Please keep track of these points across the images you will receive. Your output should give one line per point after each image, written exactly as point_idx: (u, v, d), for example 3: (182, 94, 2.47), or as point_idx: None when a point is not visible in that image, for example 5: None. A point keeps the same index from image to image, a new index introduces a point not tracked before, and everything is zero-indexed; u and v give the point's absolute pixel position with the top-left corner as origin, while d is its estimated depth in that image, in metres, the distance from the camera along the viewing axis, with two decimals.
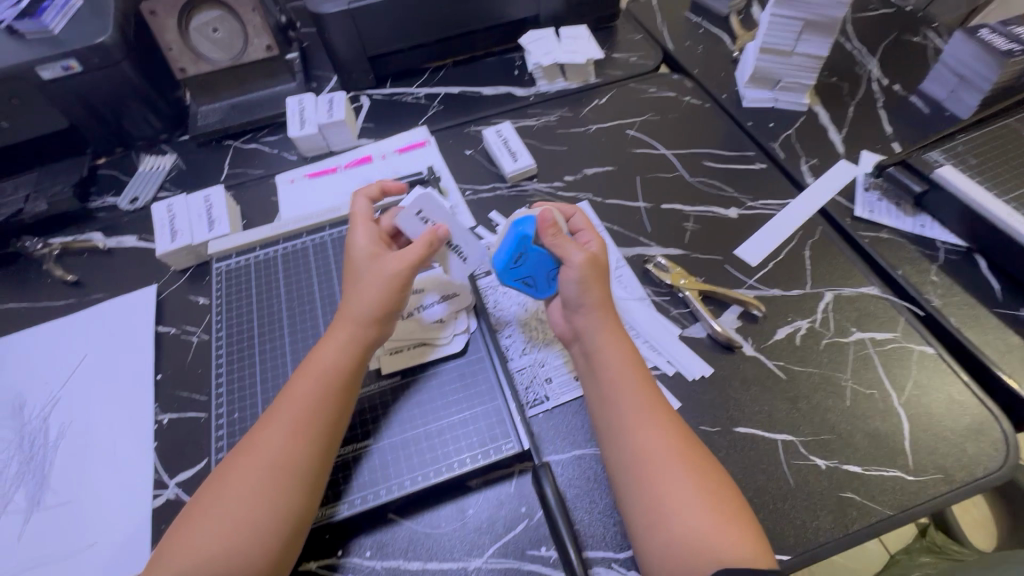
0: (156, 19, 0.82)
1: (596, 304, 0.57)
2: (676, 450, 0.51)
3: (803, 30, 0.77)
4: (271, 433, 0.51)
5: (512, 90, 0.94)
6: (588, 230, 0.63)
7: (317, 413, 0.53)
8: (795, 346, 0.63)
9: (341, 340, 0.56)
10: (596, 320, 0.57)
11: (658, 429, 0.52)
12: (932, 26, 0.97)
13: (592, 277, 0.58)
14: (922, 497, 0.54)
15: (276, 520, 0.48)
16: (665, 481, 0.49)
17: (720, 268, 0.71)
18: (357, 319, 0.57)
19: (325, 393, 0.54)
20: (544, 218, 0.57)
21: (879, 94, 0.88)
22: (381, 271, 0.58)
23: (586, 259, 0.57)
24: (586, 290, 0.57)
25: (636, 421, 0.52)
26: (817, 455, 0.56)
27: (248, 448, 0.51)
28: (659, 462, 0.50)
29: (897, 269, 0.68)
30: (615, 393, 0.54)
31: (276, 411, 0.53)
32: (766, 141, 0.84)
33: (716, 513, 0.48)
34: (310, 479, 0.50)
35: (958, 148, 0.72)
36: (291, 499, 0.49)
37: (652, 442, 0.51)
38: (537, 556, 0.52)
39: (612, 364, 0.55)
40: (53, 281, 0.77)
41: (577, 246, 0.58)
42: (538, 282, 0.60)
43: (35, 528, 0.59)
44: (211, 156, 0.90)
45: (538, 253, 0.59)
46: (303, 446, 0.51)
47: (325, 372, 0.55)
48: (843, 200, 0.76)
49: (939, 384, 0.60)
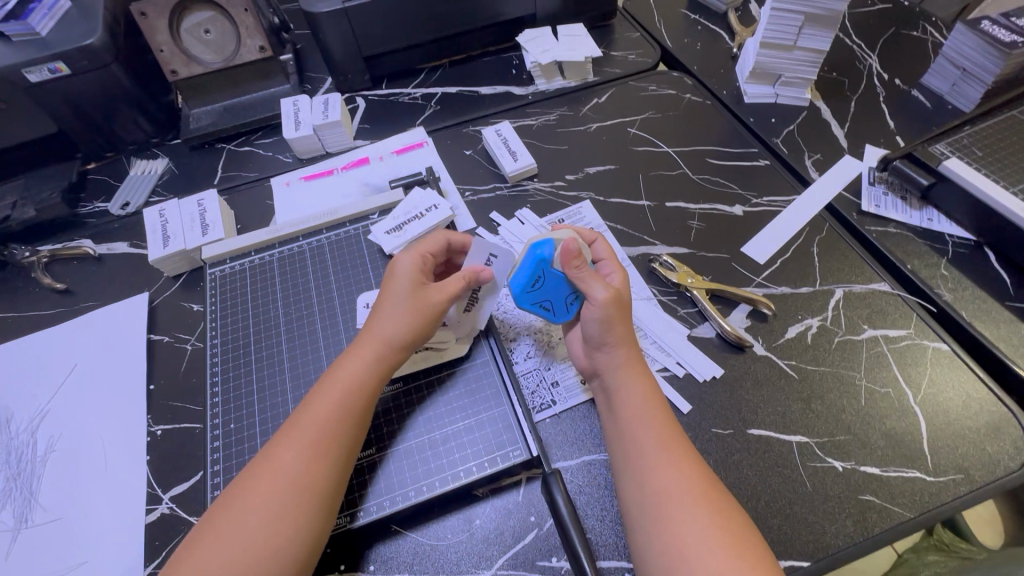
0: (146, 20, 0.81)
1: (620, 341, 0.55)
2: (698, 490, 0.47)
3: (804, 24, 0.76)
4: (289, 454, 0.49)
5: (510, 89, 0.92)
6: (611, 260, 0.60)
7: (338, 435, 0.51)
8: (806, 345, 0.62)
9: (366, 359, 0.54)
10: (618, 356, 0.55)
11: (678, 467, 0.48)
12: (931, 20, 0.96)
13: (616, 314, 0.55)
14: (943, 499, 0.52)
15: (294, 546, 0.46)
16: (685, 522, 0.45)
17: (727, 266, 0.69)
18: (386, 340, 0.55)
19: (346, 415, 0.51)
20: (569, 249, 0.55)
21: (880, 89, 0.87)
22: (421, 298, 0.56)
23: (610, 297, 0.55)
24: (610, 327, 0.54)
25: (655, 456, 0.49)
26: (834, 457, 0.55)
27: (264, 467, 0.49)
28: (678, 502, 0.46)
29: (906, 264, 0.67)
30: (633, 427, 0.51)
31: (293, 431, 0.51)
32: (768, 137, 0.83)
33: (741, 560, 0.44)
34: (327, 503, 0.48)
35: (964, 140, 0.71)
36: (309, 523, 0.47)
37: (671, 481, 0.48)
38: (548, 567, 0.50)
39: (629, 398, 0.53)
40: (41, 290, 0.75)
41: (601, 281, 0.55)
42: (555, 306, 0.58)
43: (23, 546, 0.56)
44: (204, 160, 0.88)
45: (557, 279, 0.57)
46: (324, 468, 0.49)
47: (347, 391, 0.52)
48: (849, 195, 0.75)
49: (955, 382, 0.59)
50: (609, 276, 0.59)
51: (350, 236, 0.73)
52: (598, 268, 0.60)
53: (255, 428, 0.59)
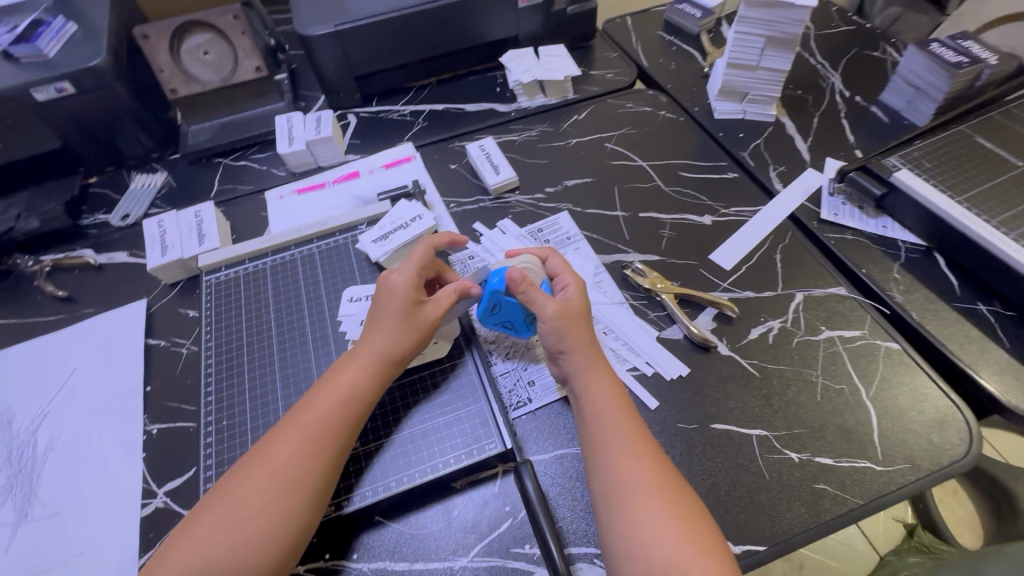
0: (148, 42, 0.87)
1: (578, 348, 0.58)
2: (658, 484, 0.50)
3: (766, 45, 0.82)
4: (286, 449, 0.52)
5: (494, 106, 0.97)
6: (567, 274, 0.64)
7: (334, 434, 0.54)
8: (768, 345, 0.66)
9: (365, 365, 0.58)
10: (577, 361, 0.58)
11: (641, 462, 0.52)
12: (891, 41, 1.03)
13: (567, 324, 0.59)
14: (892, 487, 0.56)
15: (284, 533, 0.49)
16: (646, 513, 0.49)
17: (696, 273, 0.73)
18: (384, 350, 0.58)
19: (343, 416, 0.55)
20: (513, 276, 0.58)
21: (842, 106, 0.93)
22: (419, 313, 0.60)
23: (557, 310, 0.59)
24: (563, 336, 0.59)
25: (621, 453, 0.52)
26: (791, 449, 0.58)
27: (261, 460, 0.52)
28: (641, 495, 0.50)
29: (861, 268, 0.72)
30: (600, 425, 0.54)
31: (291, 428, 0.54)
32: (736, 151, 0.87)
33: (697, 549, 0.47)
34: (319, 496, 0.52)
35: (914, 153, 0.76)
36: (300, 513, 0.50)
37: (636, 475, 0.51)
38: (521, 554, 0.53)
39: (598, 399, 0.56)
40: (44, 297, 0.78)
41: (547, 298, 0.60)
42: (516, 324, 0.63)
43: (22, 540, 0.59)
44: (201, 174, 0.92)
45: (510, 301, 0.61)
46: (318, 465, 0.52)
47: (345, 395, 0.56)
48: (810, 205, 0.79)
49: (906, 378, 0.62)
50: (564, 289, 0.63)
51: (339, 245, 0.77)
52: (557, 283, 0.64)
53: (246, 426, 0.62)
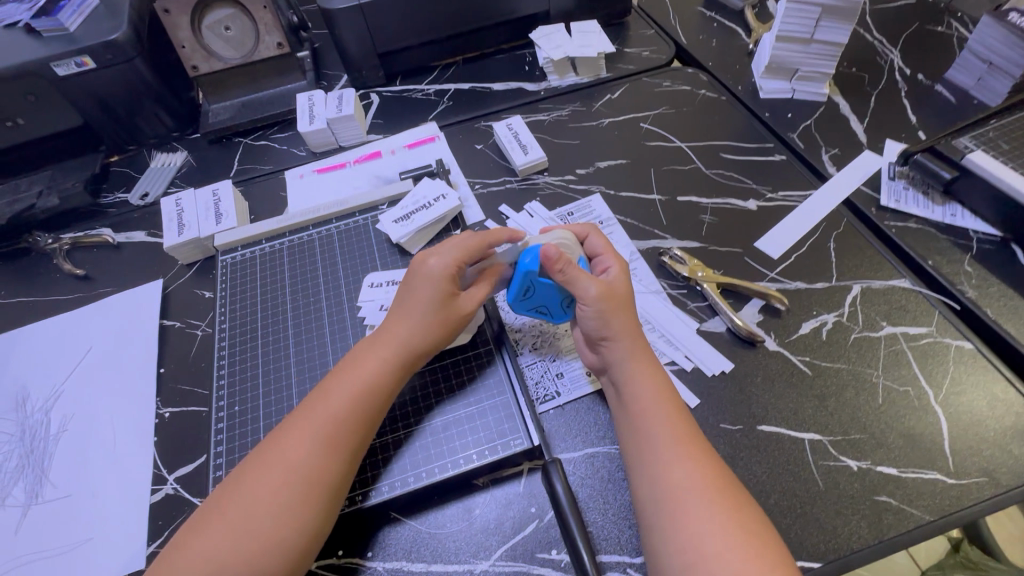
0: (169, 17, 0.83)
1: (622, 333, 0.53)
2: (714, 487, 0.45)
3: (821, 16, 0.75)
4: (301, 446, 0.49)
5: (523, 85, 0.92)
6: (608, 255, 0.59)
7: (353, 429, 0.50)
8: (821, 341, 0.60)
9: (385, 356, 0.54)
10: (622, 348, 0.53)
11: (693, 463, 0.47)
12: (957, 15, 0.94)
13: (610, 307, 0.54)
14: (964, 502, 0.50)
15: (301, 535, 0.46)
16: (701, 519, 0.44)
17: (740, 261, 0.67)
18: (408, 340, 0.54)
19: (362, 411, 0.51)
20: (549, 252, 0.53)
21: (903, 84, 0.85)
22: (450, 305, 0.56)
23: (601, 291, 0.53)
24: (607, 321, 0.53)
25: (670, 453, 0.47)
26: (848, 456, 0.53)
27: (275, 455, 0.49)
28: (693, 499, 0.45)
29: (926, 260, 0.65)
30: (645, 422, 0.50)
31: (306, 423, 0.50)
32: (784, 133, 0.81)
33: (761, 562, 0.42)
34: (335, 495, 0.48)
35: (989, 134, 0.69)
36: (317, 514, 0.47)
37: (688, 478, 0.46)
38: (547, 559, 0.49)
39: (641, 393, 0.51)
40: (62, 276, 0.77)
41: (591, 278, 0.54)
42: (552, 309, 0.57)
43: (32, 522, 0.57)
44: (221, 153, 0.89)
45: (546, 285, 0.55)
46: (336, 463, 0.49)
47: (364, 388, 0.52)
48: (867, 190, 0.72)
49: (980, 382, 0.56)
50: (606, 271, 0.57)
51: (359, 226, 0.73)
52: (598, 265, 0.59)
53: (259, 411, 0.59)
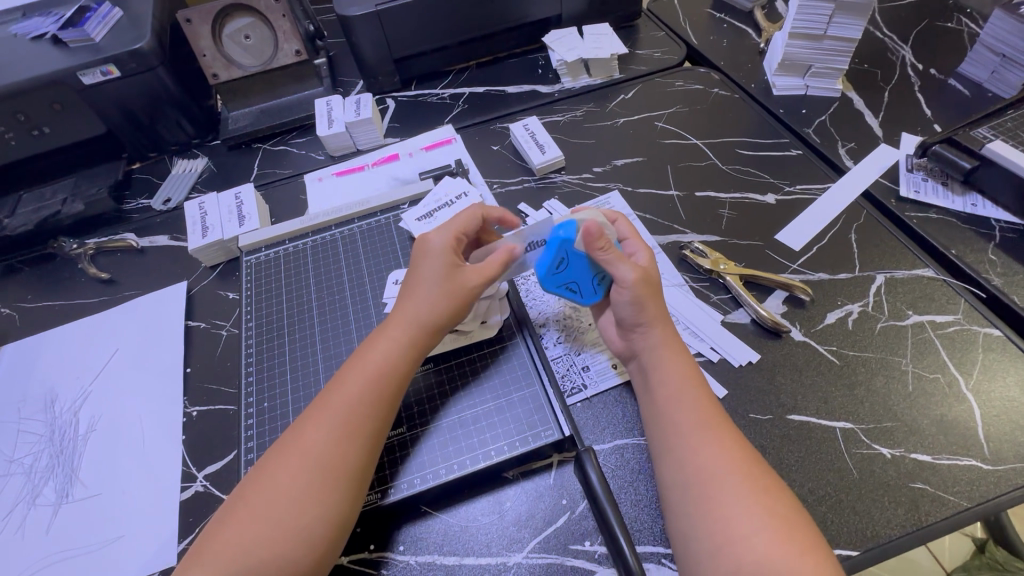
0: (190, 27, 0.85)
1: (655, 320, 0.54)
2: (742, 471, 0.45)
3: (835, 13, 0.76)
4: (319, 432, 0.49)
5: (537, 88, 0.94)
6: (636, 240, 0.59)
7: (369, 413, 0.50)
8: (847, 331, 0.60)
9: (398, 340, 0.54)
10: (656, 336, 0.53)
11: (721, 447, 0.46)
12: (966, 12, 0.95)
13: (647, 292, 0.54)
14: (1001, 489, 0.49)
15: (324, 522, 0.46)
16: (731, 503, 0.43)
17: (762, 254, 0.68)
18: (419, 320, 0.55)
19: (378, 396, 0.51)
20: (592, 230, 0.53)
21: (915, 79, 0.86)
22: (455, 275, 0.56)
23: (638, 277, 0.53)
24: (642, 308, 0.53)
25: (696, 437, 0.47)
26: (881, 444, 0.52)
27: (294, 442, 0.49)
28: (720, 483, 0.44)
29: (950, 249, 0.65)
30: (670, 409, 0.50)
31: (325, 409, 0.50)
32: (800, 128, 0.81)
33: (793, 545, 0.41)
34: (356, 482, 0.48)
35: (1008, 124, 0.69)
36: (338, 499, 0.47)
37: (715, 462, 0.45)
38: (581, 551, 0.49)
39: (667, 379, 0.51)
40: (87, 280, 0.78)
41: (627, 262, 0.54)
42: (583, 287, 0.57)
43: (63, 521, 0.58)
44: (241, 159, 0.91)
45: (579, 258, 0.56)
46: (354, 448, 0.49)
47: (377, 372, 0.52)
48: (886, 182, 0.73)
49: (1011, 368, 0.56)
50: (635, 255, 0.58)
51: (381, 225, 0.74)
52: (624, 248, 0.59)
53: (288, 407, 0.60)
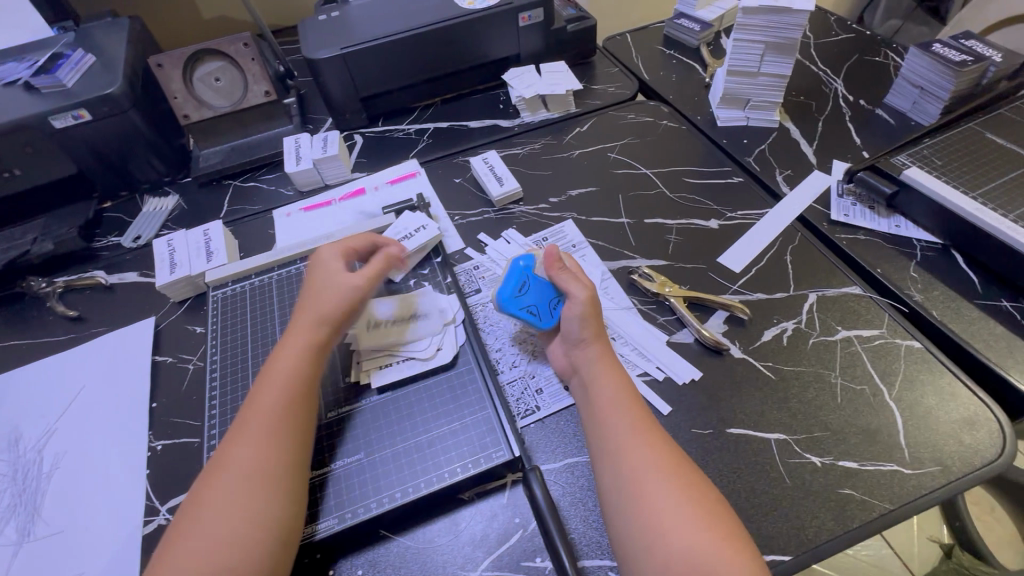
0: (162, 70, 0.89)
1: (596, 336, 0.59)
2: (671, 470, 0.49)
3: (765, 52, 0.83)
4: (242, 443, 0.52)
5: (498, 122, 0.99)
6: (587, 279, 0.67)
7: (287, 416, 0.54)
8: (783, 347, 0.64)
9: (302, 347, 0.59)
10: (593, 352, 0.58)
11: (652, 448, 0.50)
12: (893, 47, 1.03)
13: (593, 311, 0.60)
14: (921, 490, 0.53)
15: (262, 524, 0.48)
16: (662, 500, 0.47)
17: (705, 276, 0.72)
18: (318, 323, 0.60)
19: (293, 399, 0.55)
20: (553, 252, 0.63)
21: (846, 110, 0.92)
22: (341, 276, 0.64)
23: (589, 295, 0.60)
24: (586, 323, 0.59)
25: (629, 440, 0.51)
26: (812, 453, 0.56)
27: (221, 460, 0.51)
28: (653, 482, 0.48)
29: (876, 268, 0.70)
30: (608, 416, 0.53)
31: (245, 423, 0.53)
32: (741, 157, 0.87)
33: (717, 535, 0.45)
34: (290, 485, 0.51)
35: (924, 152, 0.75)
36: (275, 501, 0.49)
37: (646, 462, 0.49)
38: (532, 567, 0.51)
39: (605, 388, 0.55)
40: (55, 318, 0.79)
41: (580, 283, 0.61)
42: (542, 309, 0.61)
43: (24, 560, 0.58)
44: (211, 195, 0.94)
45: (542, 283, 0.63)
46: (279, 450, 0.52)
47: (288, 377, 0.56)
48: (819, 206, 0.78)
49: (930, 377, 0.60)
50: None
51: None
52: None
53: None
